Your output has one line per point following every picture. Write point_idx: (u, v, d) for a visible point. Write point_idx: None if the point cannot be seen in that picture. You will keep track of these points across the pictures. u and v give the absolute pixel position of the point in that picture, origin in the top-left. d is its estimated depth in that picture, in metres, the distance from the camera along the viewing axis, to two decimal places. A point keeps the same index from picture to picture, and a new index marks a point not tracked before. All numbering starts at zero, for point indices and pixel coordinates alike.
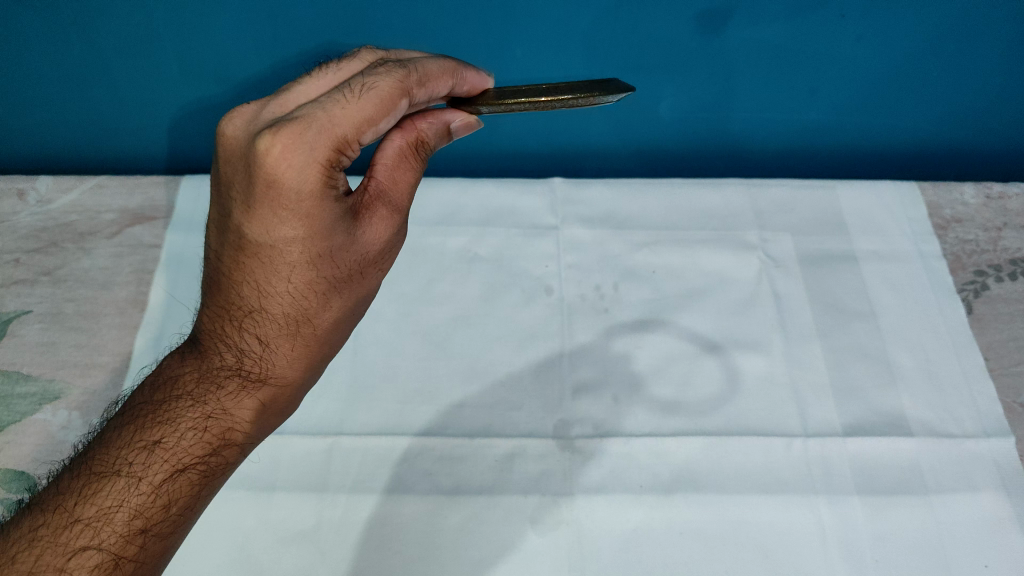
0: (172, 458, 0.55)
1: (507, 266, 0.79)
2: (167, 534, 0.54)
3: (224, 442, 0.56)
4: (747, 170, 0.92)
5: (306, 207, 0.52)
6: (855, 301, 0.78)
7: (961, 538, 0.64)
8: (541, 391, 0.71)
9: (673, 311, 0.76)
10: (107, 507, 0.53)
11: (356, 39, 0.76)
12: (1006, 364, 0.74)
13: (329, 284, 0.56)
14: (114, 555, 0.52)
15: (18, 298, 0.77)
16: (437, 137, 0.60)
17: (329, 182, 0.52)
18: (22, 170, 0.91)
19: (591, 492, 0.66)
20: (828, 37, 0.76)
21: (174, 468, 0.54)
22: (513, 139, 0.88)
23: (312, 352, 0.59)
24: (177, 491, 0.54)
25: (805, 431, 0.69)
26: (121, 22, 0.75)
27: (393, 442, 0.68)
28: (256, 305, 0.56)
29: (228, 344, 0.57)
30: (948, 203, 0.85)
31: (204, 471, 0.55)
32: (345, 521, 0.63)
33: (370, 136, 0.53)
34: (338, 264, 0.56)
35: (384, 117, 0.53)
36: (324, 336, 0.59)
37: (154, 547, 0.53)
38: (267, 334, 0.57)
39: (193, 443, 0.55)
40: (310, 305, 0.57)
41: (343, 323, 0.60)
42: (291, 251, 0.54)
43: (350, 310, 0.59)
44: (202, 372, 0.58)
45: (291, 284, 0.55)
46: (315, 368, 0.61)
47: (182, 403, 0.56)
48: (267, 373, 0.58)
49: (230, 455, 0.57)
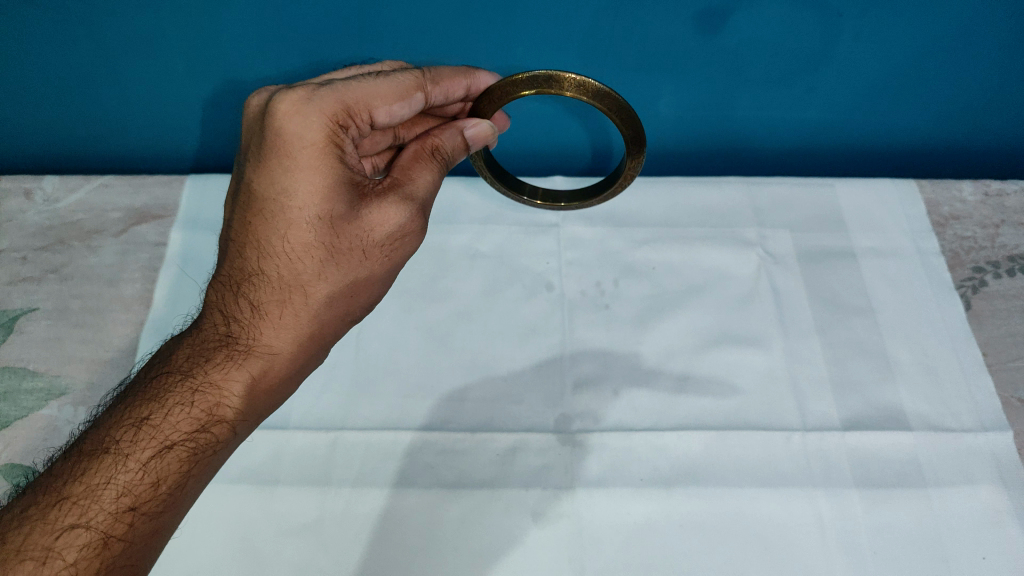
0: (160, 435, 0.55)
1: (507, 262, 0.80)
2: (155, 516, 0.54)
3: (215, 417, 0.57)
4: (744, 167, 0.93)
5: (308, 158, 0.56)
6: (854, 296, 0.78)
7: (959, 529, 0.65)
8: (541, 385, 0.71)
9: (673, 308, 0.77)
10: (95, 484, 0.53)
11: (358, 38, 0.76)
12: (1003, 359, 0.74)
13: (326, 251, 0.57)
14: (103, 534, 0.52)
15: (25, 295, 0.78)
16: (455, 150, 0.62)
17: (334, 140, 0.57)
18: (29, 170, 0.92)
19: (591, 486, 0.66)
20: (826, 39, 0.77)
21: (162, 445, 0.55)
22: (541, 156, 0.91)
23: (310, 328, 0.59)
24: (166, 467, 0.55)
25: (804, 425, 0.70)
26: (127, 23, 0.76)
27: (396, 436, 0.68)
28: (254, 270, 0.58)
29: (224, 314, 0.59)
30: (946, 200, 0.85)
31: (192, 448, 0.56)
32: (347, 513, 0.64)
33: (383, 114, 0.60)
34: (336, 232, 0.57)
35: (396, 100, 0.61)
36: (318, 311, 0.59)
37: (142, 527, 0.54)
38: (261, 300, 0.58)
39: (182, 419, 0.56)
40: (305, 271, 0.57)
41: (342, 304, 0.60)
42: (291, 204, 0.56)
43: (350, 290, 0.60)
44: (195, 348, 0.59)
45: (287, 248, 0.57)
46: (313, 352, 0.61)
47: (172, 378, 0.57)
48: (255, 342, 0.58)
49: (221, 432, 0.57)
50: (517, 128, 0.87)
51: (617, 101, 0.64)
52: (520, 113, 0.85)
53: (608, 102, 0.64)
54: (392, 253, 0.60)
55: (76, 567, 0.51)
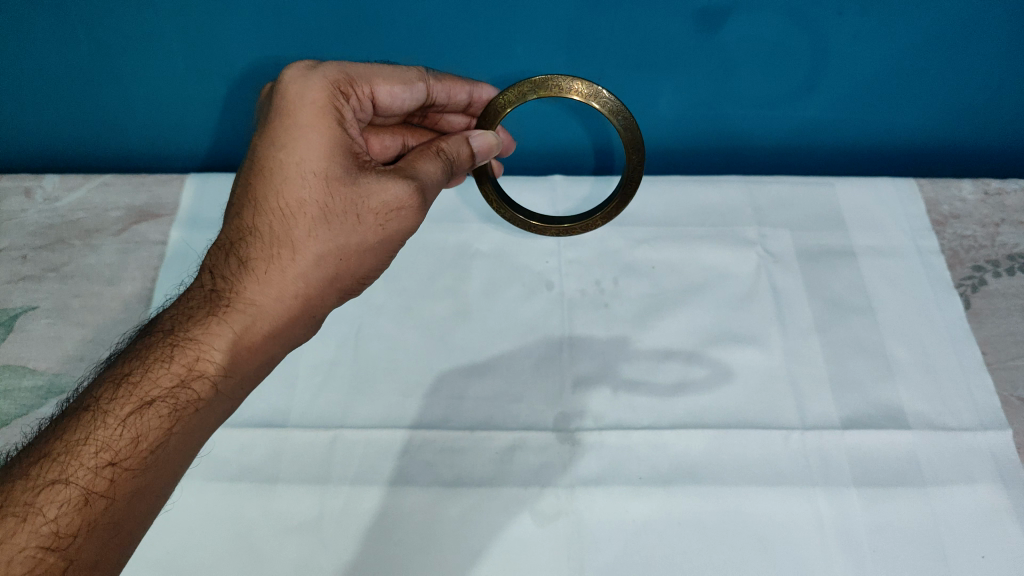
0: (141, 391, 0.54)
1: (507, 261, 0.80)
2: (136, 475, 0.52)
3: (198, 374, 0.55)
4: (744, 166, 0.93)
5: (308, 115, 0.59)
6: (854, 295, 0.78)
7: (958, 528, 0.65)
8: (541, 384, 0.71)
9: (672, 306, 0.77)
10: (75, 440, 0.52)
11: (357, 37, 0.76)
12: (1002, 357, 0.74)
13: (320, 209, 0.58)
14: (85, 491, 0.51)
15: (25, 294, 0.78)
16: (461, 152, 0.65)
17: (334, 104, 0.60)
18: (28, 169, 0.92)
19: (590, 484, 0.66)
20: (827, 37, 0.77)
21: (143, 400, 0.54)
22: (538, 156, 0.91)
23: (298, 290, 0.58)
24: (146, 423, 0.53)
25: (803, 424, 0.70)
26: (127, 23, 0.76)
27: (395, 434, 0.68)
28: (245, 227, 0.58)
29: (212, 274, 0.58)
30: (946, 199, 0.85)
31: (174, 404, 0.54)
32: (347, 512, 0.64)
33: (383, 90, 0.65)
34: (331, 191, 0.58)
35: (398, 83, 0.66)
36: (306, 269, 0.58)
37: (124, 484, 0.52)
38: (249, 255, 0.57)
39: (164, 375, 0.55)
40: (296, 226, 0.57)
41: (331, 266, 0.59)
42: (288, 159, 0.58)
43: (340, 252, 0.59)
44: (180, 308, 0.58)
45: (280, 204, 0.58)
46: (300, 319, 0.59)
47: (157, 337, 0.57)
48: (238, 298, 0.57)
49: (206, 391, 0.56)
50: (515, 128, 0.87)
51: (616, 102, 0.66)
52: (518, 114, 0.85)
53: (606, 103, 0.66)
54: (386, 220, 0.59)
55: (55, 524, 0.50)
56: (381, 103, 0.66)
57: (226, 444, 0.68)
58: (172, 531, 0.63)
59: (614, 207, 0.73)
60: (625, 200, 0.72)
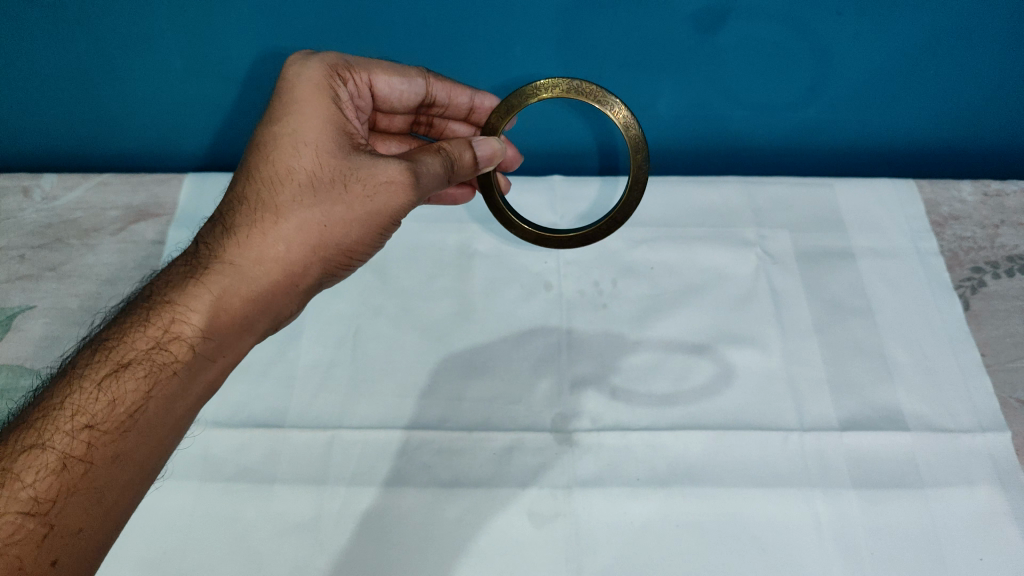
0: (120, 356, 0.55)
1: (506, 262, 0.79)
2: (115, 440, 0.52)
3: (177, 338, 0.55)
4: (744, 167, 0.93)
5: (304, 92, 0.61)
6: (853, 297, 0.78)
7: (956, 530, 0.65)
8: (540, 385, 0.71)
9: (672, 308, 0.77)
10: (55, 405, 0.53)
11: (357, 37, 0.76)
12: (1001, 359, 0.74)
13: (306, 177, 0.58)
14: (63, 455, 0.51)
15: (23, 293, 0.78)
16: (461, 149, 0.63)
17: (330, 84, 0.63)
18: (26, 168, 0.92)
19: (588, 485, 0.66)
20: (824, 37, 0.76)
21: (120, 365, 0.54)
22: (539, 156, 0.91)
23: (280, 256, 0.58)
24: (123, 387, 0.53)
25: (801, 426, 0.70)
26: (126, 22, 0.76)
27: (393, 434, 0.68)
28: (234, 197, 0.59)
29: (197, 246, 0.59)
30: (946, 200, 0.85)
31: (150, 368, 0.54)
32: (344, 512, 0.64)
33: (381, 80, 0.68)
34: (318, 160, 0.59)
35: (396, 75, 0.69)
36: (289, 234, 0.57)
37: (101, 449, 0.52)
38: (233, 223, 0.58)
39: (142, 338, 0.55)
40: (281, 193, 0.58)
41: (315, 235, 0.58)
42: (279, 131, 0.59)
43: (324, 220, 0.58)
44: (163, 279, 0.58)
45: (268, 173, 0.58)
46: (283, 289, 0.59)
47: (140, 306, 0.57)
48: (219, 263, 0.57)
49: (185, 357, 0.55)
50: (514, 129, 0.87)
51: (620, 105, 0.67)
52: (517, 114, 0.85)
53: (610, 105, 0.67)
54: (373, 191, 0.59)
55: (34, 489, 0.50)
56: (380, 94, 0.69)
57: (224, 444, 0.68)
58: (170, 532, 0.63)
59: (620, 211, 0.71)
60: (631, 205, 0.71)
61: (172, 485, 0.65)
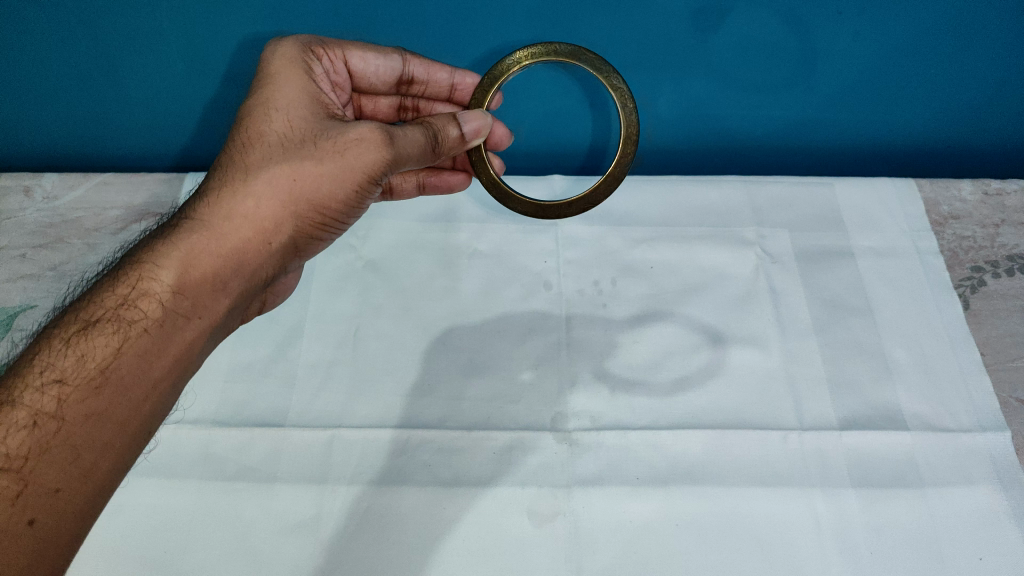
0: (92, 315, 0.55)
1: (506, 261, 0.80)
2: (87, 397, 0.52)
3: (148, 293, 0.55)
4: (742, 167, 0.92)
5: (278, 65, 0.63)
6: (853, 296, 0.78)
7: (956, 529, 0.65)
8: (540, 385, 0.71)
9: (671, 306, 0.77)
10: (29, 365, 0.54)
11: (358, 36, 0.77)
12: (1001, 359, 0.74)
13: (277, 139, 0.59)
14: (33, 412, 0.51)
15: (24, 292, 0.78)
16: (451, 126, 0.64)
17: (304, 59, 0.65)
18: (22, 167, 0.92)
19: (587, 484, 0.66)
20: (823, 35, 0.77)
21: (92, 324, 0.55)
22: (538, 156, 0.91)
23: (251, 213, 0.58)
24: (94, 344, 0.54)
25: (800, 425, 0.70)
26: (129, 21, 0.76)
27: (393, 434, 0.68)
28: (210, 165, 0.61)
29: (173, 214, 0.60)
30: (946, 199, 0.85)
31: (120, 324, 0.55)
32: (344, 512, 0.64)
33: (356, 57, 0.70)
34: (290, 125, 0.60)
35: (373, 52, 0.71)
36: (260, 192, 0.58)
37: (73, 405, 0.52)
38: (207, 188, 0.59)
39: (113, 297, 0.56)
40: (252, 155, 0.59)
41: (286, 192, 0.58)
42: (252, 100, 0.61)
43: (295, 178, 0.58)
44: (138, 246, 0.60)
45: (242, 138, 0.60)
46: (257, 248, 0.59)
47: (114, 270, 0.58)
48: (190, 223, 0.58)
49: (157, 314, 0.55)
50: (514, 128, 0.87)
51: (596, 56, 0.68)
52: (517, 113, 0.85)
53: (585, 60, 0.67)
54: (344, 149, 0.59)
55: (6, 446, 0.50)
56: (356, 71, 0.71)
57: (224, 443, 0.68)
58: (171, 532, 0.64)
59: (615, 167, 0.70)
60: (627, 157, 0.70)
61: (172, 485, 0.66)
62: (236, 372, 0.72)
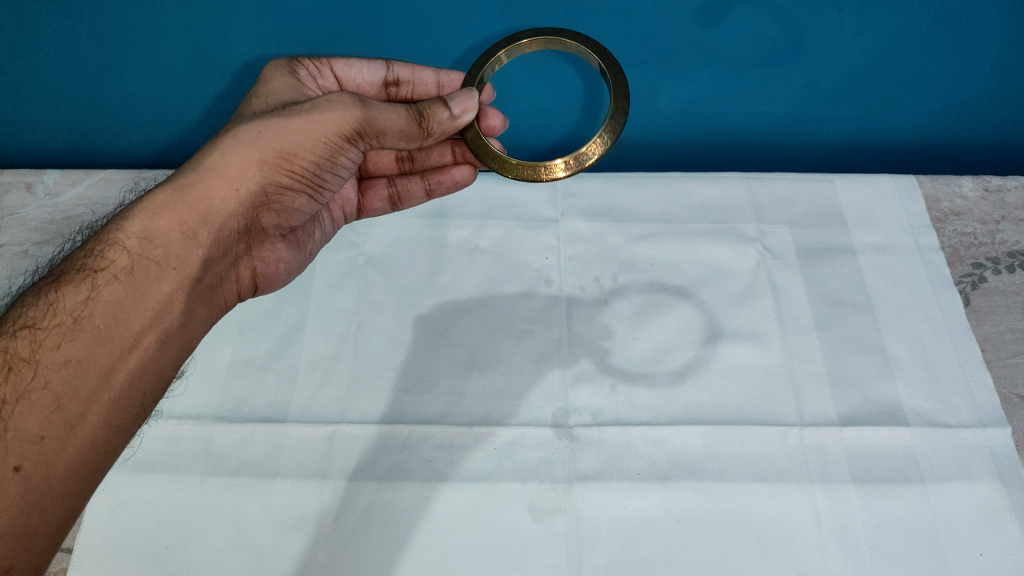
0: (65, 270, 0.58)
1: (507, 257, 0.80)
2: (61, 343, 0.54)
3: (115, 243, 0.58)
4: (743, 163, 0.93)
5: (267, 69, 0.70)
6: (853, 293, 0.78)
7: (956, 525, 0.65)
8: (540, 381, 0.72)
9: (671, 303, 0.77)
10: (9, 317, 0.56)
11: (359, 33, 0.76)
12: (1002, 355, 0.74)
13: (252, 113, 0.64)
14: (10, 356, 0.54)
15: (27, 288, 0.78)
16: (438, 108, 0.63)
17: (292, 64, 0.71)
18: (27, 163, 0.92)
19: (588, 479, 0.66)
20: (825, 32, 0.77)
21: (65, 276, 0.58)
22: (539, 153, 0.91)
23: (218, 166, 0.60)
24: (66, 293, 0.56)
25: (801, 421, 0.70)
26: (130, 19, 0.76)
27: (394, 429, 0.68)
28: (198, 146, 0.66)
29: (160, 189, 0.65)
30: (947, 196, 0.85)
31: (90, 275, 0.57)
32: (345, 507, 0.65)
33: (340, 65, 0.72)
34: (267, 105, 0.65)
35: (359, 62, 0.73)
36: (225, 145, 0.60)
37: (47, 351, 0.54)
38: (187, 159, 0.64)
39: (86, 251, 0.59)
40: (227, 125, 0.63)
41: (250, 144, 0.60)
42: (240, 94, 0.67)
43: (259, 131, 0.60)
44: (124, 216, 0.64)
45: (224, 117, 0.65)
46: (227, 202, 0.61)
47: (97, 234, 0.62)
48: (163, 183, 0.61)
49: (125, 262, 0.58)
50: (516, 126, 0.87)
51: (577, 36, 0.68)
52: (518, 110, 0.85)
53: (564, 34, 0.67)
54: (311, 107, 0.61)
55: None
56: (345, 79, 0.73)
57: (226, 438, 0.68)
58: (172, 527, 0.64)
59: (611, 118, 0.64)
60: (624, 114, 0.63)
61: (172, 481, 0.66)
62: (237, 368, 0.72)
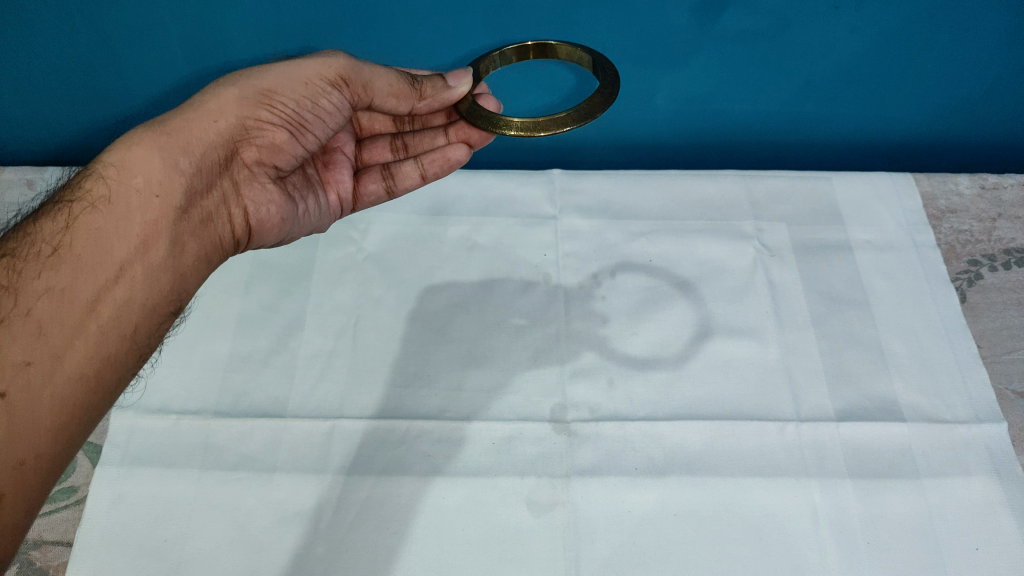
0: (43, 209, 0.59)
1: (505, 254, 0.80)
2: (43, 273, 0.54)
3: (94, 176, 0.59)
4: (740, 162, 0.93)
5: None
6: (850, 289, 0.79)
7: (952, 519, 0.65)
8: (538, 376, 0.72)
9: (669, 299, 0.77)
10: None
11: (358, 32, 0.77)
12: (998, 351, 0.75)
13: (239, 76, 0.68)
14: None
15: None
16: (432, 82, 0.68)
17: None
18: (27, 160, 0.93)
19: (585, 473, 0.67)
20: (822, 28, 0.77)
21: (44, 212, 0.58)
22: (539, 152, 0.91)
23: (201, 106, 0.63)
24: (47, 225, 0.57)
25: (798, 416, 0.70)
26: (130, 15, 0.77)
27: (393, 424, 0.69)
28: None
29: None
30: (943, 194, 0.86)
31: (70, 207, 0.58)
32: (343, 500, 0.65)
33: None
34: None
35: None
36: (209, 91, 0.64)
37: (29, 279, 0.54)
38: None
39: (67, 189, 0.60)
40: None
41: (233, 86, 0.64)
42: None
43: (243, 77, 0.65)
44: None
45: None
46: (208, 135, 0.63)
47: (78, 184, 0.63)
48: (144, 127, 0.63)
49: (105, 193, 0.58)
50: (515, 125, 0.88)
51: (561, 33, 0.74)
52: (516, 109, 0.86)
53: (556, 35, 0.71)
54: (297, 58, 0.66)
55: None
56: None
57: (225, 432, 0.68)
58: (171, 521, 0.64)
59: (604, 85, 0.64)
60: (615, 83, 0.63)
61: (171, 474, 0.66)
62: (236, 363, 0.72)
